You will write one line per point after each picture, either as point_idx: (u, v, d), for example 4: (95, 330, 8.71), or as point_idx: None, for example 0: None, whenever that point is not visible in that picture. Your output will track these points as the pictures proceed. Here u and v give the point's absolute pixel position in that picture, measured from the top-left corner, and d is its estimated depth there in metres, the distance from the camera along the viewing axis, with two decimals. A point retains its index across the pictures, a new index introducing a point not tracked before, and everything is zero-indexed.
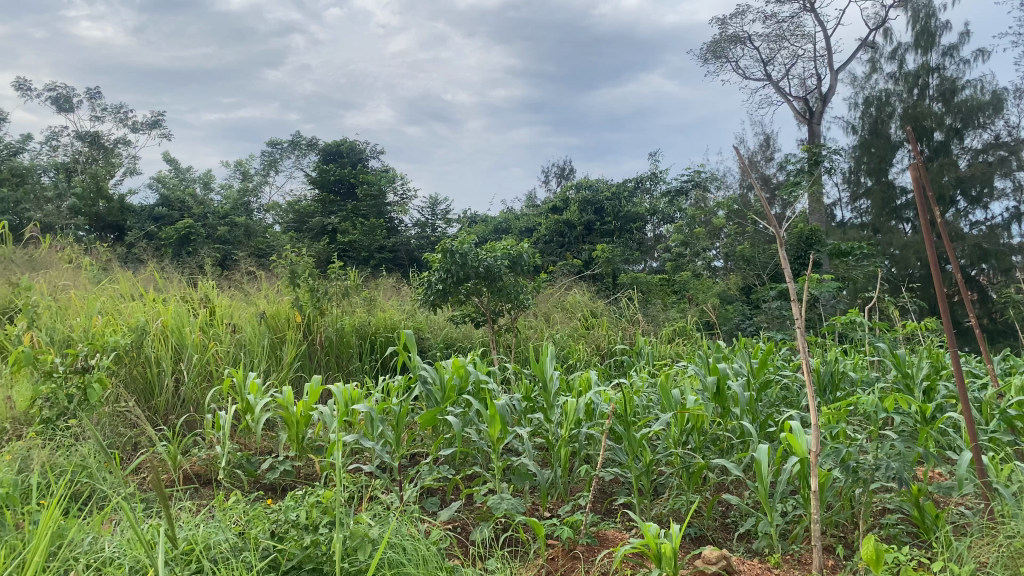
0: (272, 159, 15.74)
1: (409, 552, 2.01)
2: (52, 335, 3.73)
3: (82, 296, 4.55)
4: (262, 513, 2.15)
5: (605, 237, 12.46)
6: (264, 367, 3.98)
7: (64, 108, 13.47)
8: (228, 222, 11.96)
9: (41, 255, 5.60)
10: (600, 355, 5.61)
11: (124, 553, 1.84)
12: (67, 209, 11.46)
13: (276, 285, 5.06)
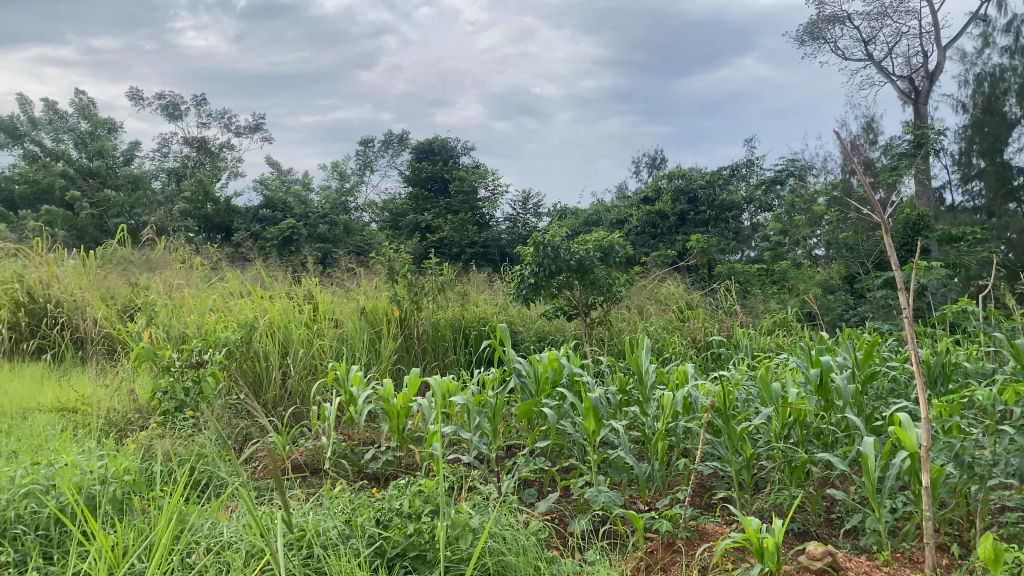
0: (366, 159, 16.12)
1: (509, 541, 2.04)
2: (169, 331, 3.95)
3: (195, 295, 4.79)
4: (367, 502, 2.23)
5: (699, 227, 12.26)
6: (365, 360, 4.11)
7: (173, 116, 14.15)
8: (328, 220, 12.35)
9: (155, 255, 5.91)
10: (696, 348, 5.54)
11: (241, 538, 1.94)
12: (178, 212, 12.10)
13: (374, 281, 5.20)
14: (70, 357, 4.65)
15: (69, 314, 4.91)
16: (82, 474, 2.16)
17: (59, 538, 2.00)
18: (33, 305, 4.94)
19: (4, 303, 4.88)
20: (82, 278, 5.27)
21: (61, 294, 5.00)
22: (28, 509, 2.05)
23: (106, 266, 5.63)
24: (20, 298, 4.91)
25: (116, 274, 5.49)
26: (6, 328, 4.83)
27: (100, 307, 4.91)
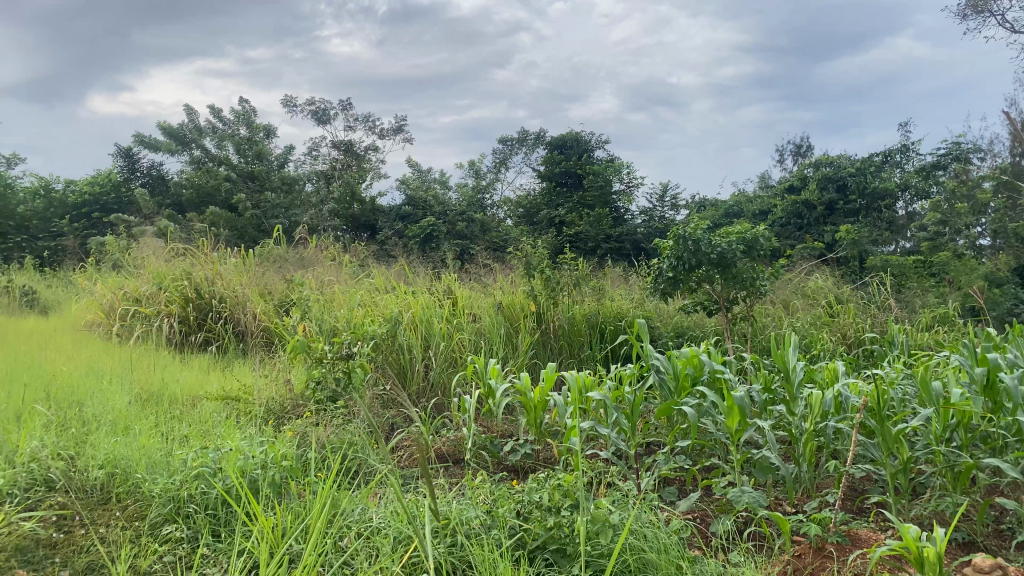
0: (503, 156, 16.35)
1: (650, 539, 2.02)
2: (321, 326, 4.16)
3: (343, 291, 5.01)
4: (507, 493, 2.27)
5: (849, 217, 11.64)
6: (502, 354, 4.17)
7: (322, 120, 14.86)
8: (466, 218, 12.63)
9: (309, 252, 6.22)
10: (846, 345, 5.28)
11: (389, 524, 2.02)
12: (328, 212, 12.72)
13: (512, 275, 5.26)
14: (233, 349, 4.99)
15: (231, 309, 5.27)
16: (245, 459, 2.32)
17: (225, 518, 2.15)
18: (200, 301, 5.32)
19: (175, 299, 5.29)
20: (243, 275, 5.62)
21: (225, 290, 5.37)
22: (198, 490, 2.22)
23: (264, 264, 5.99)
24: (188, 294, 5.31)
25: (273, 271, 5.84)
26: (178, 322, 5.24)
27: (259, 302, 5.25)
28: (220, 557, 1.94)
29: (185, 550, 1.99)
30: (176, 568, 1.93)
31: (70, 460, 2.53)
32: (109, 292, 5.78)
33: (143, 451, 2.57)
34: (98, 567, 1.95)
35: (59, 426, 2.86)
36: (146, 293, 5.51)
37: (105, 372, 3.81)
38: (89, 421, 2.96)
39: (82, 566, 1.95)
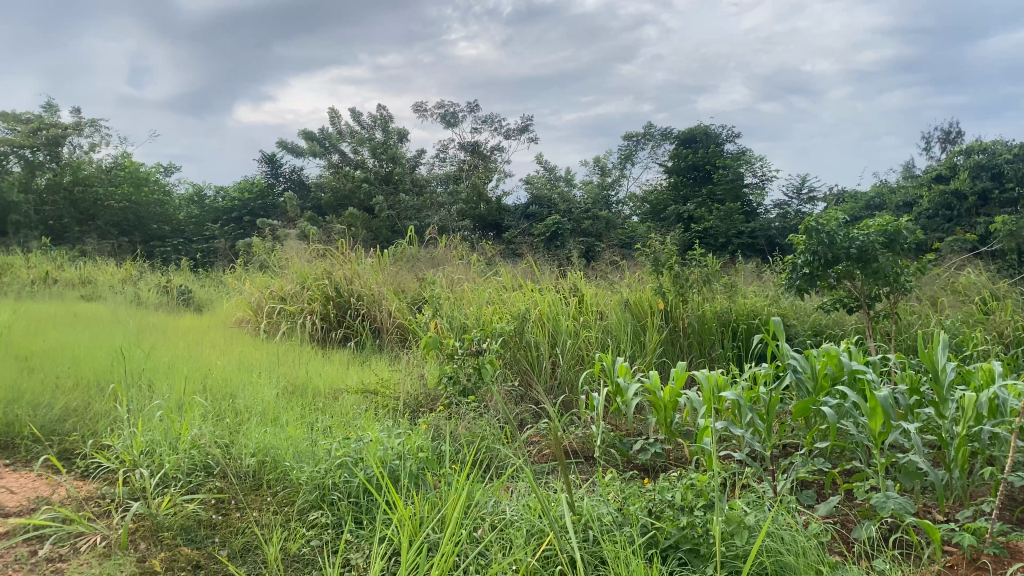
0: (629, 152, 16.20)
1: (788, 541, 1.97)
2: (451, 323, 4.27)
3: (472, 289, 5.12)
4: (638, 492, 2.26)
5: (1006, 207, 10.81)
6: (630, 352, 4.14)
7: (451, 123, 15.21)
8: (592, 216, 12.59)
9: (440, 251, 6.35)
10: (1003, 345, 4.92)
11: (522, 518, 2.05)
12: (456, 213, 13.01)
13: (640, 272, 5.22)
14: (370, 345, 5.19)
15: (368, 306, 5.49)
16: (384, 449, 2.41)
17: (368, 505, 2.25)
18: (339, 299, 5.60)
19: (317, 297, 5.60)
20: (378, 274, 5.83)
21: (361, 289, 5.60)
22: (342, 479, 2.33)
23: (398, 264, 6.18)
24: (329, 292, 5.60)
25: (406, 270, 6.02)
26: (320, 319, 5.51)
27: (393, 300, 5.43)
28: (362, 543, 2.03)
29: (330, 535, 2.09)
30: (322, 551, 2.04)
31: (225, 447, 2.71)
32: (257, 292, 6.18)
33: (290, 440, 2.71)
34: (252, 548, 2.08)
35: (215, 416, 3.07)
36: (290, 292, 5.84)
37: (254, 366, 4.07)
38: (241, 412, 3.16)
39: (238, 546, 2.09)
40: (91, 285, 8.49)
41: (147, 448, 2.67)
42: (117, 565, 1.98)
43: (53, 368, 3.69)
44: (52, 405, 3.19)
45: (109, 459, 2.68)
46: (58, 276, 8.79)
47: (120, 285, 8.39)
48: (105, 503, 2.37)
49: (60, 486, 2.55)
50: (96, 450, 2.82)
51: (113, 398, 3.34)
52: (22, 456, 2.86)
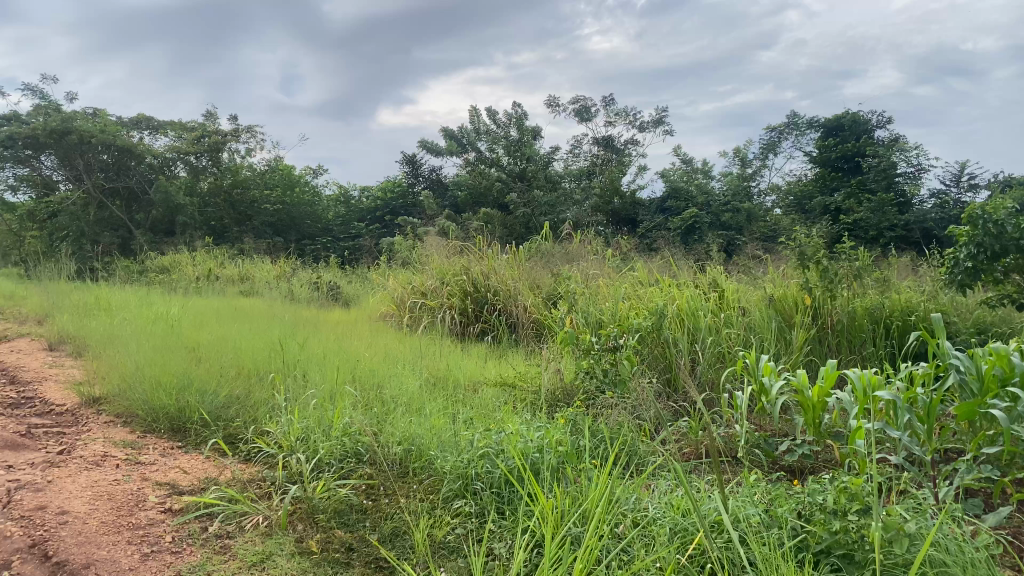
0: (771, 142, 15.62)
1: (954, 552, 1.85)
2: (587, 318, 4.27)
3: (609, 284, 5.09)
4: (786, 494, 2.19)
5: None
6: (774, 350, 4.03)
7: (585, 118, 15.18)
8: (732, 208, 12.15)
9: (576, 245, 6.25)
10: None
11: (664, 515, 2.03)
12: (591, 208, 12.98)
13: (786, 266, 5.00)
14: (506, 339, 5.25)
15: (504, 301, 5.55)
16: (525, 442, 2.44)
17: (510, 495, 2.28)
18: (477, 294, 5.71)
19: (456, 292, 5.76)
20: (515, 269, 5.88)
21: (498, 284, 5.68)
22: (484, 470, 2.37)
23: (534, 260, 6.17)
24: (467, 287, 5.73)
25: (541, 266, 6.00)
26: (458, 314, 5.68)
27: (529, 296, 5.44)
28: (505, 534, 2.07)
29: (474, 524, 2.14)
30: (467, 539, 2.08)
31: (373, 435, 2.83)
32: (399, 288, 6.41)
33: (434, 431, 2.79)
34: (399, 534, 2.16)
35: (363, 405, 3.20)
36: (430, 287, 6.03)
37: (399, 358, 4.23)
38: (386, 403, 3.29)
39: (387, 531, 2.17)
40: (250, 281, 9.08)
41: (303, 435, 2.82)
42: (278, 545, 2.12)
43: (219, 359, 3.98)
44: (217, 393, 3.43)
45: (268, 445, 2.86)
46: (221, 272, 9.46)
47: (275, 281, 8.92)
48: (265, 486, 2.53)
49: (226, 468, 2.75)
50: (257, 435, 3.02)
51: (271, 387, 3.56)
52: (193, 440, 3.11)
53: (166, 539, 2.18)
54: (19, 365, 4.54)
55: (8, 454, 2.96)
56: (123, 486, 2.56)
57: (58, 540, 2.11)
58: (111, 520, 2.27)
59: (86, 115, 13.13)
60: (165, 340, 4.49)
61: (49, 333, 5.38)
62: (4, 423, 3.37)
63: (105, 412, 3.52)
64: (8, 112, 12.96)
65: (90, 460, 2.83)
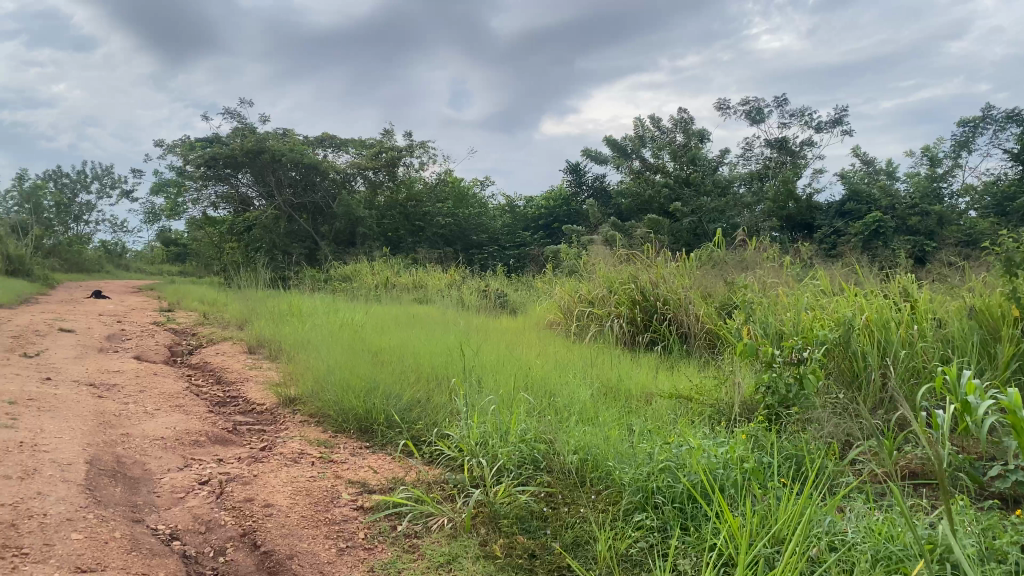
0: (964, 139, 14.44)
1: None
2: (767, 329, 4.09)
3: (788, 293, 4.87)
4: (1003, 527, 2.00)
5: None
6: (976, 366, 3.70)
7: (756, 120, 14.67)
8: (920, 211, 11.31)
9: (751, 251, 5.95)
10: None
11: (865, 542, 1.91)
12: (763, 213, 12.58)
13: (991, 273, 4.57)
14: (678, 349, 5.14)
15: (675, 311, 5.42)
16: (708, 457, 2.37)
17: (693, 511, 2.21)
18: (646, 303, 5.63)
19: (624, 300, 5.72)
20: (686, 278, 5.74)
21: (669, 292, 5.56)
22: (666, 484, 2.32)
23: (705, 268, 5.95)
24: (636, 296, 5.67)
25: (714, 272, 5.82)
26: (628, 323, 5.62)
27: (701, 304, 5.28)
28: (690, 550, 2.02)
29: (657, 538, 2.10)
30: (651, 554, 2.05)
31: (549, 443, 2.85)
32: (567, 296, 6.46)
33: (611, 441, 2.75)
34: (582, 543, 2.16)
35: (538, 413, 3.24)
36: (599, 296, 6.03)
37: (570, 366, 4.26)
38: (561, 411, 3.30)
39: (569, 540, 2.17)
40: (423, 289, 9.45)
41: (481, 438, 2.90)
42: (463, 547, 2.18)
43: (399, 364, 4.16)
44: (401, 395, 3.59)
45: (449, 448, 2.96)
46: (397, 281, 9.89)
47: (446, 289, 9.23)
48: (448, 489, 2.62)
49: (412, 470, 2.87)
50: (439, 437, 3.13)
51: (449, 392, 3.68)
52: (380, 440, 3.27)
53: (360, 535, 2.30)
54: (224, 366, 4.96)
55: (218, 448, 3.24)
56: (319, 483, 2.72)
57: (264, 531, 2.27)
58: (310, 514, 2.42)
59: (278, 135, 14.17)
60: (351, 345, 4.76)
61: (249, 337, 5.84)
62: (214, 420, 3.70)
63: (300, 412, 3.78)
64: (211, 135, 14.21)
65: (289, 457, 3.04)
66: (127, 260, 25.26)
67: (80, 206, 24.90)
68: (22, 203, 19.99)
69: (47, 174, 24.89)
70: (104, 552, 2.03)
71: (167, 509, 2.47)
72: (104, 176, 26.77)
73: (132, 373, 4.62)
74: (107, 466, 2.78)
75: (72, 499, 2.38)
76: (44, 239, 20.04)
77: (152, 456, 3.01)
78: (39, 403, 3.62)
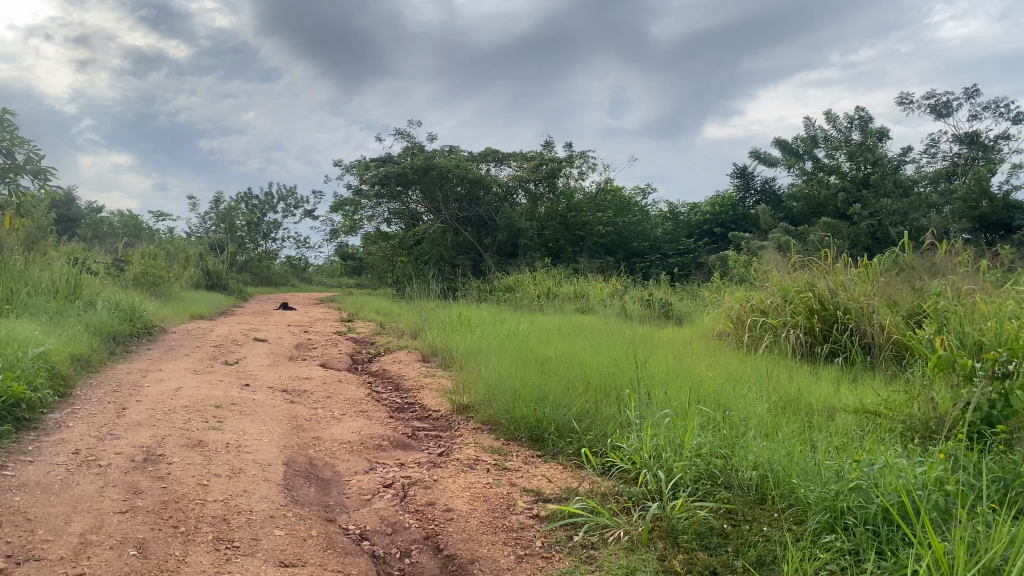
0: None
1: None
2: (965, 341, 3.76)
3: (987, 301, 4.46)
4: None
5: None
6: None
7: (943, 114, 13.63)
8: None
9: (942, 254, 5.50)
10: None
11: None
12: (952, 214, 11.70)
13: None
14: (860, 362, 4.85)
15: (857, 320, 5.11)
16: (904, 477, 2.20)
17: (890, 534, 2.06)
18: (825, 312, 5.35)
19: (801, 310, 5.46)
20: (868, 285, 5.40)
21: (850, 301, 5.25)
22: (857, 503, 2.18)
23: (890, 273, 5.56)
24: (814, 305, 5.40)
25: (901, 279, 5.43)
26: (804, 333, 5.36)
27: (886, 313, 4.94)
28: None
29: (848, 562, 1.98)
30: None
31: (726, 458, 2.76)
32: (738, 305, 6.27)
33: (794, 457, 2.62)
34: (767, 562, 2.08)
35: (712, 426, 3.14)
36: (773, 305, 5.80)
37: (744, 378, 4.12)
38: (737, 425, 3.19)
39: (753, 559, 2.09)
40: (585, 298, 9.48)
41: (655, 451, 2.86)
42: (642, 561, 2.15)
43: (568, 374, 4.19)
44: (571, 406, 3.60)
45: (622, 460, 2.94)
46: (559, 291, 9.96)
47: (610, 299, 9.20)
48: (624, 501, 2.61)
49: (585, 482, 2.87)
50: (612, 448, 3.11)
51: (620, 403, 3.65)
52: (551, 451, 3.30)
53: (537, 544, 2.32)
54: (401, 374, 5.19)
55: (400, 452, 3.39)
56: (495, 490, 2.78)
57: (447, 535, 2.35)
58: (489, 521, 2.48)
59: (444, 152, 14.69)
60: (521, 354, 4.84)
61: (422, 347, 6.07)
62: (395, 425, 3.88)
63: (473, 419, 3.88)
64: (384, 155, 14.96)
65: (466, 463, 3.13)
66: (309, 274, 27.03)
67: (268, 224, 26.89)
68: (219, 223, 21.82)
69: (240, 196, 27.06)
70: (303, 548, 2.17)
71: (356, 510, 2.61)
72: (288, 197, 28.73)
73: (319, 380, 4.93)
74: (303, 468, 2.98)
75: (274, 497, 2.57)
76: (238, 255, 21.80)
77: (341, 458, 3.19)
78: (241, 407, 3.93)
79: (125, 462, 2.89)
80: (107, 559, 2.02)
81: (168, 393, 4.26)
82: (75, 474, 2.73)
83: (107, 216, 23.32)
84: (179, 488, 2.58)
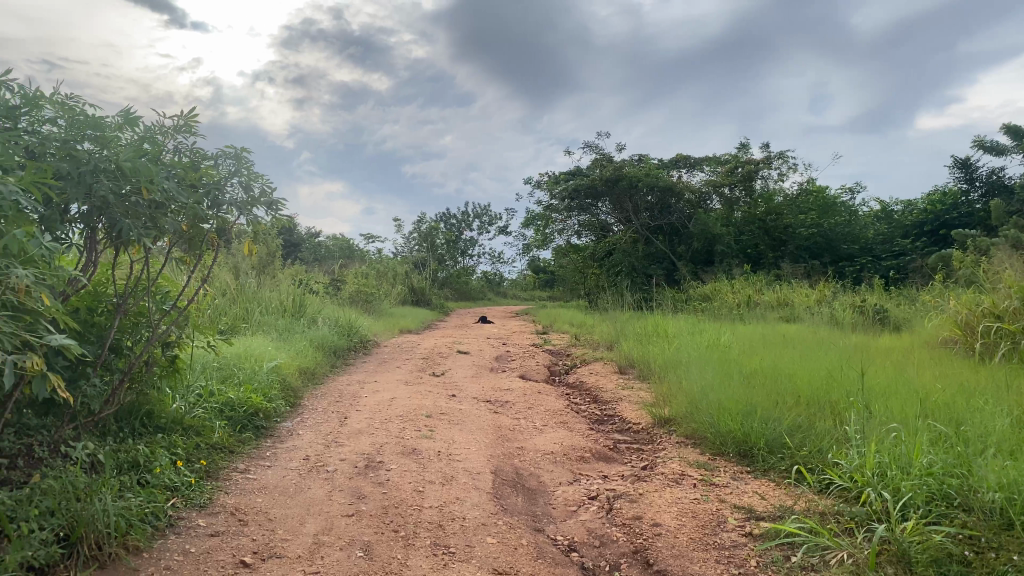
0: None
1: None
2: None
3: None
4: None
5: None
6: None
7: None
8: None
9: None
10: None
11: None
12: None
13: None
14: None
15: None
16: None
17: None
18: None
19: None
20: None
21: None
22: None
23: None
24: None
25: None
26: None
27: None
28: None
29: None
30: None
31: (963, 478, 2.50)
32: (966, 309, 5.69)
33: None
34: None
35: (944, 443, 2.86)
36: (1010, 309, 5.21)
37: (979, 391, 3.71)
38: (974, 440, 2.88)
39: None
40: (789, 306, 9.04)
41: (879, 468, 2.66)
42: None
43: (776, 387, 4.00)
44: (781, 420, 3.42)
45: (841, 477, 2.75)
46: (760, 298, 9.57)
47: (816, 306, 8.70)
48: (846, 521, 2.44)
49: (801, 500, 2.72)
50: (829, 465, 2.92)
51: (835, 417, 3.43)
52: (762, 466, 3.16)
53: (752, 563, 2.23)
54: (599, 386, 5.19)
55: (602, 464, 3.39)
56: (704, 506, 2.70)
57: (656, 550, 2.32)
58: (699, 536, 2.41)
59: (634, 162, 14.62)
60: (724, 366, 4.69)
61: (618, 358, 6.04)
62: (596, 437, 3.89)
63: (676, 433, 3.81)
64: (574, 168, 15.18)
65: (671, 477, 3.07)
66: (504, 287, 27.79)
67: (466, 242, 27.98)
68: (421, 242, 22.96)
69: (440, 216, 28.38)
70: (515, 557, 2.22)
71: (563, 521, 2.63)
72: (483, 214, 29.76)
73: (520, 391, 5.04)
74: (509, 477, 3.05)
75: (484, 505, 2.65)
76: (439, 271, 22.81)
77: (545, 469, 3.24)
78: (449, 416, 4.11)
79: (349, 468, 3.10)
80: (338, 559, 2.17)
81: (383, 403, 4.53)
82: (307, 478, 2.97)
83: (323, 240, 25.31)
84: (397, 494, 2.73)
